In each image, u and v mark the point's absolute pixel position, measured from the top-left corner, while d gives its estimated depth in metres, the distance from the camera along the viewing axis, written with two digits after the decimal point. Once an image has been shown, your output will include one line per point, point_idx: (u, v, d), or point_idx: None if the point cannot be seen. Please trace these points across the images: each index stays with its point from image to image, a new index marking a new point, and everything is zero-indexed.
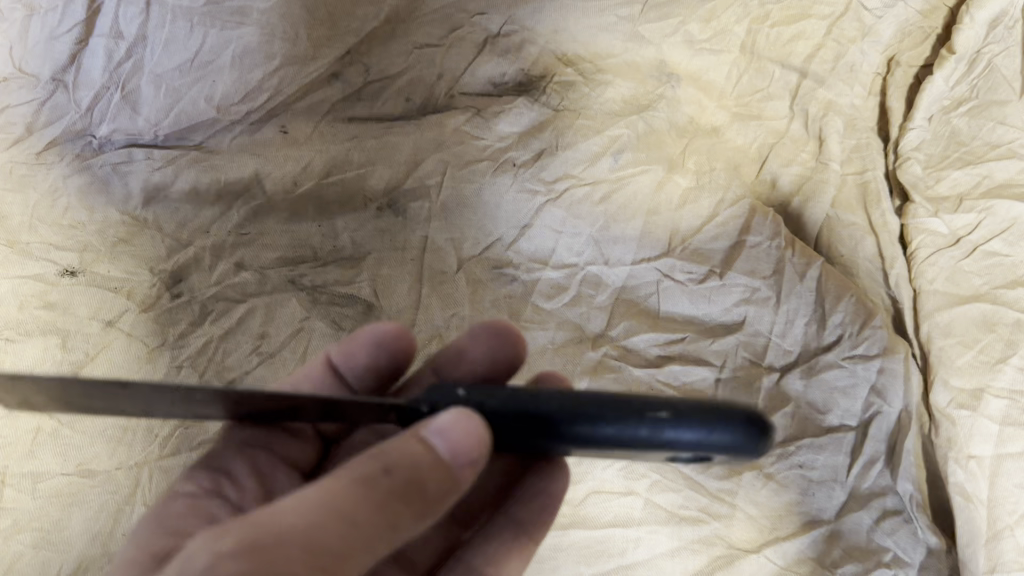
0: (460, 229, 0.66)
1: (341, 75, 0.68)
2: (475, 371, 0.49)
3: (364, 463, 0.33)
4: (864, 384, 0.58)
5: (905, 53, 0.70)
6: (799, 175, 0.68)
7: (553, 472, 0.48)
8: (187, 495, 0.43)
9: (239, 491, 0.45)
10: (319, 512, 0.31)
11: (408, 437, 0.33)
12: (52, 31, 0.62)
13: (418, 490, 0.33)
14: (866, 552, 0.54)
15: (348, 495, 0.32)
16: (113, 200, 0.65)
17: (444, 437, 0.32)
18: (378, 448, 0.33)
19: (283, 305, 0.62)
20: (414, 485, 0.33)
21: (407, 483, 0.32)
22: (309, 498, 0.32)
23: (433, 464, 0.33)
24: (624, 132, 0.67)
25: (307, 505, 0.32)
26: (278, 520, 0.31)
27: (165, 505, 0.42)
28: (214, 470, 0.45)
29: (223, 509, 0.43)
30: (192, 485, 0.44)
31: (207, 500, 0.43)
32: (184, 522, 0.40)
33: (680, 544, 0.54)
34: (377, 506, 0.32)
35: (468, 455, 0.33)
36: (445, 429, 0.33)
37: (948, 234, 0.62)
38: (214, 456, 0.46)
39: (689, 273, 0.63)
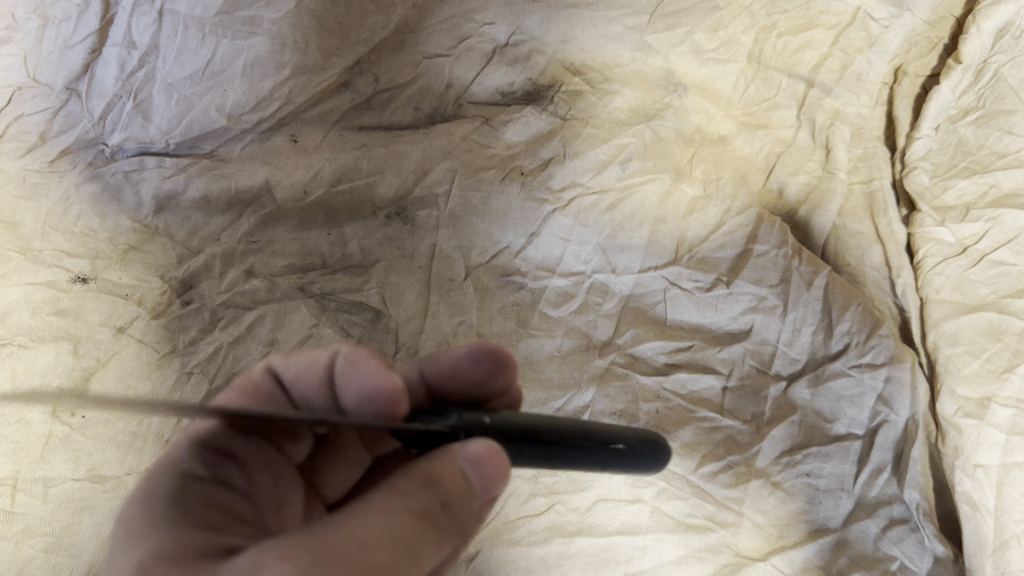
0: (467, 237, 0.66)
1: (350, 84, 0.68)
2: (461, 391, 0.47)
3: (419, 495, 0.33)
4: (871, 393, 0.58)
5: (911, 63, 0.70)
6: (805, 184, 0.68)
7: None
8: (198, 482, 0.38)
9: (247, 481, 0.40)
10: (396, 545, 0.32)
11: (450, 465, 0.34)
12: (65, 41, 0.62)
13: (459, 522, 0.35)
14: (872, 561, 0.54)
15: (416, 527, 0.33)
16: (124, 208, 0.66)
17: (477, 470, 0.33)
18: (426, 475, 0.34)
19: (292, 312, 0.63)
20: (460, 515, 0.35)
21: (454, 515, 0.34)
22: (384, 530, 0.32)
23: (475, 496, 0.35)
24: (631, 142, 0.68)
25: (385, 536, 0.32)
26: (367, 555, 0.31)
27: (172, 492, 0.37)
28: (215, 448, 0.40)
29: (238, 501, 0.39)
30: (199, 467, 0.39)
31: (219, 489, 0.39)
32: (211, 516, 0.37)
33: (687, 552, 0.54)
34: (435, 538, 0.33)
35: (496, 488, 0.34)
36: (478, 460, 0.33)
37: (954, 244, 0.62)
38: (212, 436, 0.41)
39: (695, 282, 0.64)
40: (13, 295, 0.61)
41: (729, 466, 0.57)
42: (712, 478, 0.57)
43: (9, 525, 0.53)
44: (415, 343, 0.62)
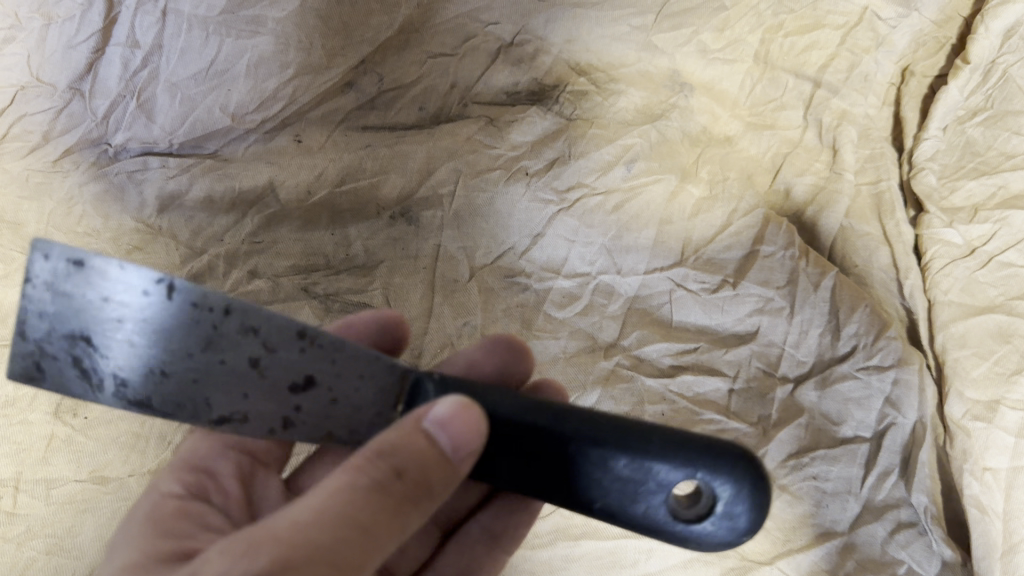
0: (472, 238, 0.66)
1: (355, 84, 0.68)
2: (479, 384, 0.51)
3: (372, 468, 0.33)
4: (879, 395, 0.57)
5: (919, 64, 0.70)
6: (812, 185, 0.68)
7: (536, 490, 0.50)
8: (174, 498, 0.43)
9: (223, 495, 0.45)
10: (333, 523, 0.32)
11: (412, 434, 0.34)
12: (69, 40, 0.62)
13: (424, 489, 0.35)
14: (880, 565, 0.53)
15: (363, 501, 0.33)
16: (128, 208, 0.65)
17: (447, 429, 0.34)
18: (382, 448, 0.34)
19: (296, 313, 0.63)
20: (423, 482, 0.34)
21: (415, 483, 0.34)
22: (325, 511, 0.32)
23: (437, 459, 0.35)
24: (637, 142, 0.68)
25: (325, 516, 0.32)
26: (301, 536, 0.31)
27: (153, 506, 0.42)
28: (200, 472, 0.46)
29: (211, 513, 0.43)
30: (179, 486, 0.44)
31: (194, 503, 0.43)
32: (177, 525, 0.40)
33: (693, 555, 0.54)
34: (390, 507, 0.33)
35: (467, 445, 0.35)
36: (445, 421, 0.34)
37: (963, 245, 0.62)
38: (196, 458, 0.47)
39: (701, 283, 0.63)
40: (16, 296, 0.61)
41: None
42: None
43: (12, 526, 0.53)
44: (419, 344, 0.62)
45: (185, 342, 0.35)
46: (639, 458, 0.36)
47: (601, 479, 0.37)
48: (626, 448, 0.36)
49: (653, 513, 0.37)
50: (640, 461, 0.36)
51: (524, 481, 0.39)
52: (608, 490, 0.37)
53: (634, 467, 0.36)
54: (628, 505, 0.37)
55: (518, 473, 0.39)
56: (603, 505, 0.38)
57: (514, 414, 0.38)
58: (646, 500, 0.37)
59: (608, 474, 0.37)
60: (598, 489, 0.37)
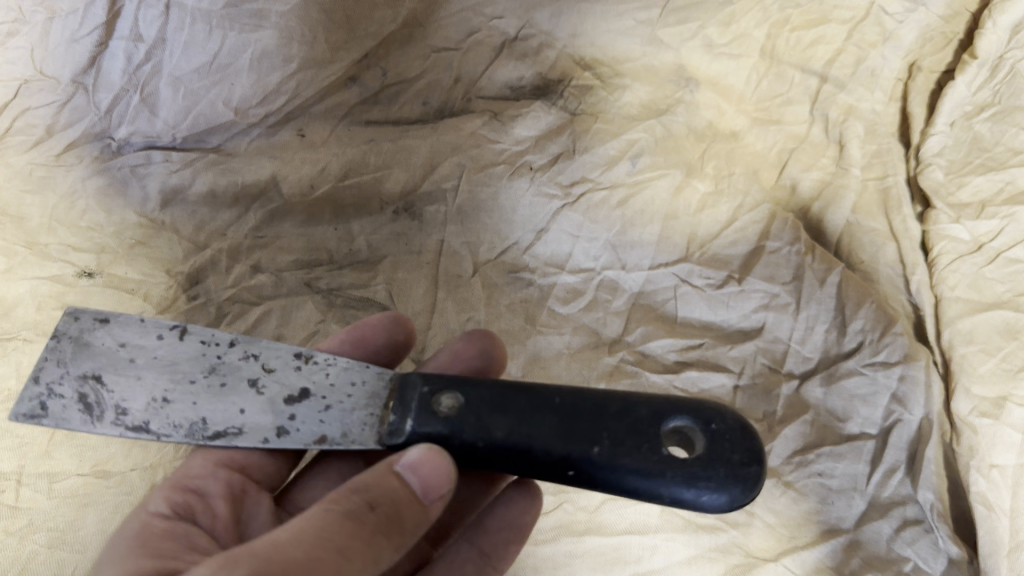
0: (475, 232, 0.66)
1: (357, 78, 0.67)
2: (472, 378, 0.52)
3: (345, 502, 0.34)
4: (885, 392, 0.57)
5: (927, 59, 0.69)
6: (819, 180, 0.67)
7: (526, 503, 0.50)
8: (162, 517, 0.42)
9: (211, 517, 0.44)
10: (311, 543, 0.32)
11: (383, 474, 0.36)
12: (73, 34, 0.61)
13: (397, 524, 0.35)
14: (886, 562, 0.53)
15: (338, 527, 0.33)
16: (131, 202, 0.65)
17: (418, 471, 0.36)
18: (355, 486, 0.35)
19: (299, 308, 0.62)
20: (395, 519, 0.35)
21: (387, 517, 0.35)
22: (300, 532, 0.33)
23: (408, 496, 0.36)
24: (642, 137, 0.67)
25: (302, 537, 0.32)
26: (279, 554, 0.31)
27: (140, 525, 0.41)
28: (190, 492, 0.45)
29: (198, 535, 0.42)
30: (165, 506, 0.43)
31: (182, 524, 0.42)
32: (164, 545, 0.40)
33: (698, 552, 0.54)
34: (365, 537, 0.34)
35: (438, 488, 0.36)
36: (416, 464, 0.36)
37: (970, 241, 0.61)
38: (188, 477, 0.46)
39: (707, 278, 0.63)
40: (18, 289, 0.61)
41: None
42: None
43: (14, 520, 0.53)
44: (423, 340, 0.61)
45: (190, 369, 0.40)
46: (634, 402, 0.38)
47: (600, 419, 0.38)
48: (618, 396, 0.39)
49: (653, 453, 0.37)
50: (629, 404, 0.38)
51: (518, 431, 0.38)
52: (601, 435, 0.37)
53: (625, 409, 0.38)
54: (628, 444, 0.37)
55: (514, 425, 0.38)
56: (602, 449, 0.37)
57: (504, 380, 0.40)
58: (642, 445, 0.37)
59: (601, 419, 0.38)
60: (590, 438, 0.37)
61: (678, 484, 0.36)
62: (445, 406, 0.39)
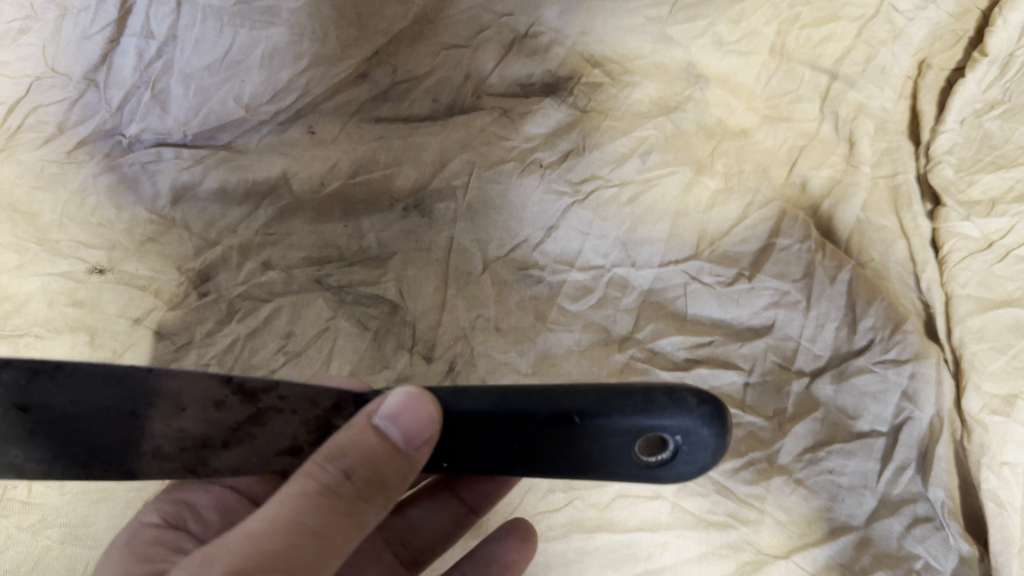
0: (486, 230, 0.66)
1: (368, 75, 0.67)
2: None
3: (322, 473, 0.35)
4: (895, 389, 0.57)
5: (936, 56, 0.68)
6: (828, 178, 0.66)
7: (521, 543, 0.51)
8: (152, 525, 0.45)
9: (200, 525, 0.47)
10: (287, 532, 0.34)
11: (363, 431, 0.36)
12: (84, 31, 0.62)
13: (379, 482, 0.36)
14: (896, 560, 0.53)
15: (314, 508, 0.34)
16: (141, 199, 0.65)
17: (398, 422, 0.36)
18: (332, 450, 0.35)
19: (309, 305, 0.63)
20: (376, 479, 0.36)
21: (366, 480, 0.36)
22: (276, 519, 0.34)
23: (388, 452, 0.36)
24: (652, 134, 0.67)
25: (277, 525, 0.34)
26: (255, 550, 0.33)
27: (130, 534, 0.44)
28: (181, 503, 0.48)
29: (188, 540, 0.45)
30: (156, 515, 0.46)
31: (172, 531, 0.45)
32: (153, 549, 0.43)
33: (709, 549, 0.55)
34: (344, 509, 0.35)
35: (421, 435, 0.36)
36: (395, 416, 0.36)
37: (980, 239, 0.61)
38: (181, 492, 0.49)
39: (717, 276, 0.63)
40: (30, 284, 0.62)
41: (751, 463, 0.57)
42: (734, 474, 0.57)
43: (27, 515, 0.53)
44: (432, 336, 0.62)
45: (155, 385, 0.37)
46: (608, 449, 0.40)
47: None
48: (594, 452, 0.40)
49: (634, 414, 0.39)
50: None
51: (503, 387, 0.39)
52: None
53: None
54: None
55: None
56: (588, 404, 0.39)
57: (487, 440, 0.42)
58: None
59: None
60: None
61: (664, 399, 0.36)
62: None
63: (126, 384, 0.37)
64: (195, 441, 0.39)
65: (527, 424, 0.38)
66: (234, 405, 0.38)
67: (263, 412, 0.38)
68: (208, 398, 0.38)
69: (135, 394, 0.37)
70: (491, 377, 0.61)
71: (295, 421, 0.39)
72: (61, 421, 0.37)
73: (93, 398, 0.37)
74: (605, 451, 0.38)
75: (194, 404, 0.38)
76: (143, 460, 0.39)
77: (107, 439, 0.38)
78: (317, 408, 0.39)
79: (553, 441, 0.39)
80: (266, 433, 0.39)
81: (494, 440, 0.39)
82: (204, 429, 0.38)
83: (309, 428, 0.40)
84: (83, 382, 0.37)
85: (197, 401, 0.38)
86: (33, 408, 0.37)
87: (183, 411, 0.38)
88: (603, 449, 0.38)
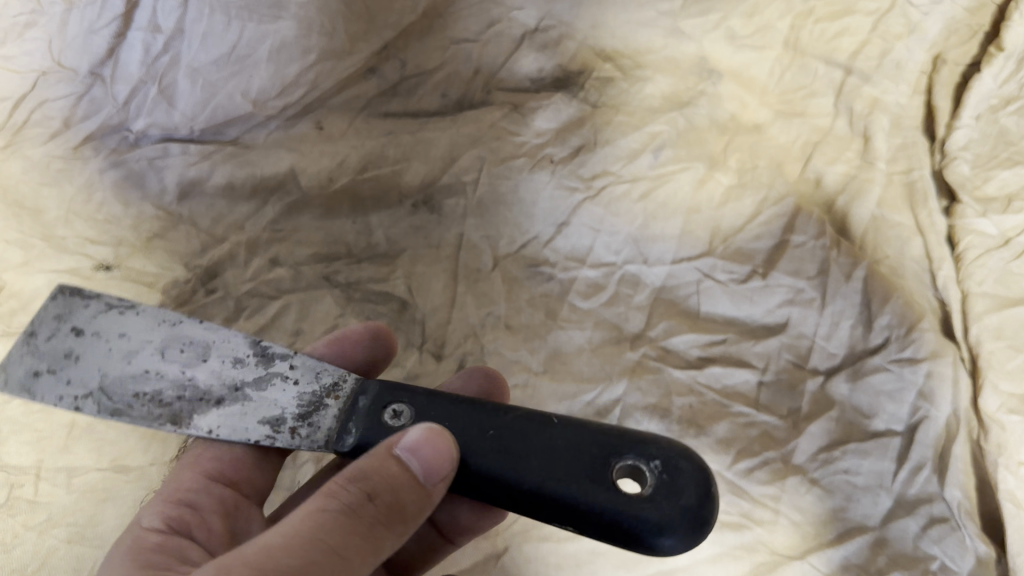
0: (495, 227, 0.65)
1: (377, 70, 0.67)
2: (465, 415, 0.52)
3: (343, 492, 0.35)
4: (912, 388, 0.56)
5: (952, 51, 0.66)
6: (844, 174, 0.64)
7: None
8: (155, 532, 0.42)
9: (205, 533, 0.44)
10: (304, 547, 0.33)
11: (386, 458, 0.36)
12: (90, 25, 0.62)
13: (398, 512, 0.36)
14: (912, 560, 0.52)
15: (333, 526, 0.34)
16: (147, 195, 0.64)
17: (418, 455, 0.36)
18: (354, 474, 0.35)
19: (317, 302, 0.62)
20: (397, 508, 0.35)
21: (388, 508, 0.35)
22: (294, 535, 0.33)
23: (409, 480, 0.36)
24: (664, 129, 0.67)
25: (296, 540, 0.33)
26: (271, 559, 0.32)
27: (131, 539, 0.41)
28: (183, 507, 0.45)
29: (193, 549, 0.42)
30: (157, 520, 0.43)
31: (176, 539, 0.42)
32: (157, 560, 0.39)
33: (723, 550, 0.53)
34: (362, 530, 0.34)
35: (439, 472, 0.36)
36: (416, 447, 0.36)
37: (997, 236, 0.59)
38: (183, 492, 0.46)
39: (730, 273, 0.62)
40: (37, 282, 0.61)
41: (766, 462, 0.56)
42: (748, 475, 0.56)
43: (33, 515, 0.53)
44: (442, 334, 0.62)
45: (184, 340, 0.41)
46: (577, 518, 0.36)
47: None
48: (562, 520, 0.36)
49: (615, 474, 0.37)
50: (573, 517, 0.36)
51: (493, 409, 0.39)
52: None
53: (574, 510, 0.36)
54: None
55: None
56: None
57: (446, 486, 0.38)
58: None
59: None
60: None
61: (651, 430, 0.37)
62: (396, 417, 0.39)
63: (173, 334, 0.41)
64: (195, 391, 0.40)
65: (509, 414, 0.38)
66: (248, 365, 0.41)
67: (268, 376, 0.40)
68: (231, 355, 0.41)
69: (174, 341, 0.41)
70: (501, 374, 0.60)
71: (285, 397, 0.40)
72: (98, 349, 0.40)
73: (141, 334, 0.41)
74: (580, 466, 0.36)
75: (217, 358, 0.41)
76: (141, 401, 0.39)
77: (124, 373, 0.40)
78: (313, 388, 0.41)
79: (528, 441, 0.37)
80: (259, 399, 0.40)
81: (465, 437, 0.38)
82: (211, 381, 0.40)
83: (298, 405, 0.40)
84: (142, 323, 0.41)
85: (221, 356, 0.41)
86: (86, 334, 0.40)
87: (205, 362, 0.41)
88: (577, 464, 0.36)
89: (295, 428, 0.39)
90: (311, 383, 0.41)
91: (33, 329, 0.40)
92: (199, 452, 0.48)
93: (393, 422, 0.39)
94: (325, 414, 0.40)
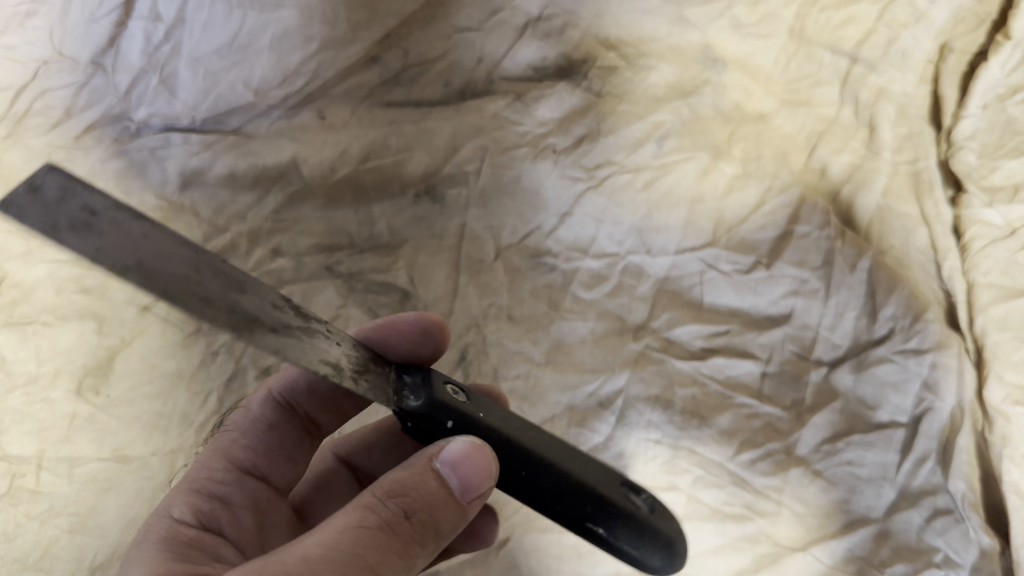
0: (498, 217, 0.65)
1: (379, 58, 0.67)
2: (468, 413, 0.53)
3: (383, 508, 0.36)
4: (916, 379, 0.56)
5: (958, 40, 0.66)
6: (850, 163, 0.64)
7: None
8: (189, 524, 0.42)
9: (237, 526, 0.44)
10: (345, 562, 0.33)
11: (426, 473, 0.36)
12: (91, 14, 0.63)
13: (432, 530, 0.37)
14: (916, 552, 0.51)
15: (372, 542, 0.34)
16: (149, 185, 0.63)
17: (458, 470, 0.36)
18: (392, 490, 0.36)
19: (320, 292, 0.62)
20: (431, 525, 0.36)
21: (422, 525, 0.36)
22: (336, 547, 0.34)
23: (444, 498, 0.37)
24: (668, 118, 0.66)
25: (337, 554, 0.34)
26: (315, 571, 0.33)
27: (166, 529, 0.41)
28: (217, 499, 0.45)
29: (226, 546, 0.42)
30: (190, 510, 0.43)
31: (210, 534, 0.42)
32: (195, 552, 0.39)
33: (725, 541, 0.53)
34: (399, 549, 0.35)
35: (478, 487, 0.36)
36: (457, 462, 0.36)
37: (1003, 226, 0.59)
38: (219, 482, 0.46)
39: (734, 264, 0.62)
40: None
41: (769, 454, 0.56)
42: (751, 466, 0.56)
43: (34, 504, 0.53)
44: None
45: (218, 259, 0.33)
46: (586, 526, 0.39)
47: None
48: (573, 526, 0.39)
49: None
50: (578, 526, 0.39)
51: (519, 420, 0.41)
52: None
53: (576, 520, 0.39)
54: None
55: None
56: None
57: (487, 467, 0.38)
58: None
59: None
60: None
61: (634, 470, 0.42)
62: (456, 394, 0.39)
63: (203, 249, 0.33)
64: (244, 312, 0.33)
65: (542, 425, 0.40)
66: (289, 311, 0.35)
67: (312, 326, 0.36)
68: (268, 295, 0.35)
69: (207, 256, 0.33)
70: (503, 366, 0.60)
71: (342, 350, 0.36)
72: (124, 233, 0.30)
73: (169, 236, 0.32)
74: (607, 481, 0.39)
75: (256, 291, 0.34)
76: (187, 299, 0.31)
77: (162, 265, 0.31)
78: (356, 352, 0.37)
79: (565, 450, 0.39)
80: (311, 342, 0.35)
81: (510, 430, 0.39)
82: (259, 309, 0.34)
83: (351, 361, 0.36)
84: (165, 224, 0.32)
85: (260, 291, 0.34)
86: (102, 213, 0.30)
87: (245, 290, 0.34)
88: (604, 478, 0.39)
89: (357, 376, 0.35)
90: (359, 348, 0.37)
91: (39, 184, 0.29)
92: (233, 438, 0.49)
93: (457, 398, 0.39)
94: (378, 377, 0.37)
